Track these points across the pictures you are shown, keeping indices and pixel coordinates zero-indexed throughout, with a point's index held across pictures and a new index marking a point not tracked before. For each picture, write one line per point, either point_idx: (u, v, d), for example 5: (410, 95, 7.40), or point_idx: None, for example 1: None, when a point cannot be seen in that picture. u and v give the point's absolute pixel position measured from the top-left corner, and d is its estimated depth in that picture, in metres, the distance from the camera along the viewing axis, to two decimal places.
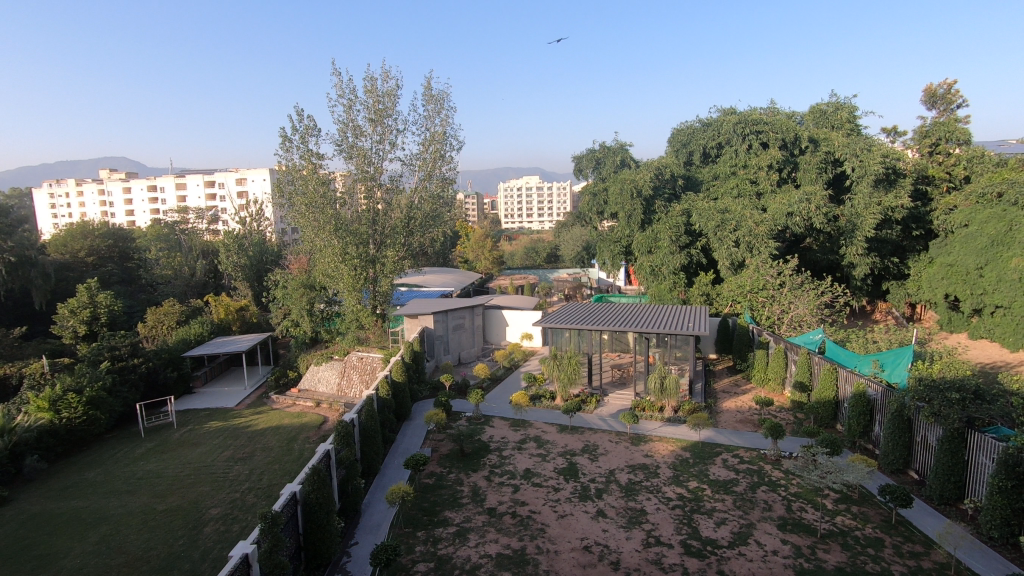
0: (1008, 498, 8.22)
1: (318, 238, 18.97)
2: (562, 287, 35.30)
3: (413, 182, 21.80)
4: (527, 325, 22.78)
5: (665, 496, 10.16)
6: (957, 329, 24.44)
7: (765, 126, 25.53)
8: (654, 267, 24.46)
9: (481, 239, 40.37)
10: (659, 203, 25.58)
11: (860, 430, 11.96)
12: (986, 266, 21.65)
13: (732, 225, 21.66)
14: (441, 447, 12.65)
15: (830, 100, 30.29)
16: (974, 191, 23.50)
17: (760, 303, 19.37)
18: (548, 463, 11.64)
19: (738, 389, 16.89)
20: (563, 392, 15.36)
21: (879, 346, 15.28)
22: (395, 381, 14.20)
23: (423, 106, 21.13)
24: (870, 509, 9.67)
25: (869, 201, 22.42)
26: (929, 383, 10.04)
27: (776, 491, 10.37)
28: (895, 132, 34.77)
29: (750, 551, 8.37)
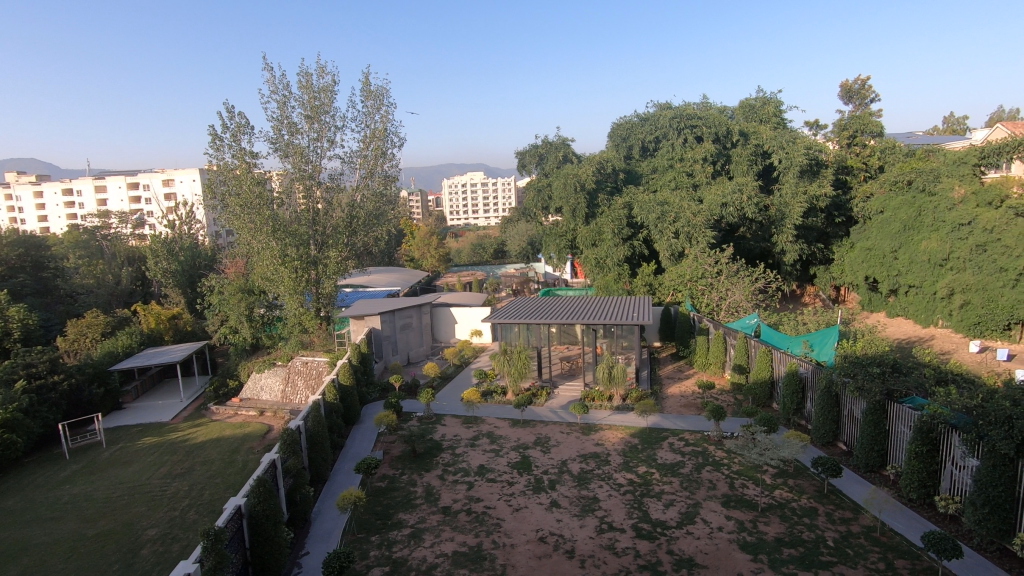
0: (923, 462, 8.97)
1: (255, 240, 18.21)
2: (509, 283, 35.42)
3: (354, 180, 21.26)
4: (475, 321, 22.77)
5: (616, 482, 10.43)
6: (877, 309, 26.27)
7: (699, 121, 27.13)
8: (598, 260, 24.96)
9: (426, 237, 39.91)
10: (601, 196, 25.89)
11: (793, 407, 12.66)
12: (900, 249, 23.45)
13: (672, 217, 22.41)
14: (392, 448, 12.47)
15: (757, 96, 31.93)
16: (887, 179, 25.29)
17: (699, 291, 20.17)
18: (501, 458, 11.70)
19: (681, 374, 17.54)
20: (514, 386, 15.45)
21: (808, 327, 16.25)
22: (342, 385, 13.87)
23: (362, 102, 20.66)
24: (805, 481, 10.28)
25: (796, 191, 23.83)
26: (853, 359, 10.74)
27: (719, 470, 10.85)
28: (817, 125, 36.91)
29: (696, 529, 8.73)
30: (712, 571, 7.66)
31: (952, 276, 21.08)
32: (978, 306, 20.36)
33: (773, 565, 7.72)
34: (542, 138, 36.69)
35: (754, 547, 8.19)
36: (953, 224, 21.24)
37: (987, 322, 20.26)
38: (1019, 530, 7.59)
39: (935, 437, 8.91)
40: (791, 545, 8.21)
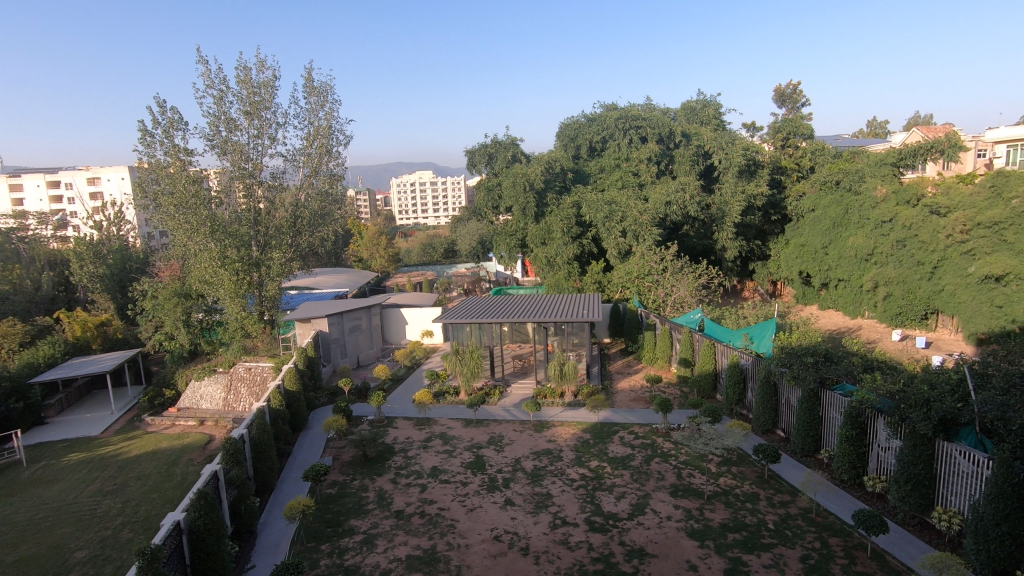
0: (853, 444, 9.54)
1: (192, 242, 17.37)
2: (460, 282, 35.25)
3: (298, 179, 20.47)
4: (426, 322, 22.54)
5: (568, 478, 10.58)
6: (810, 302, 27.74)
7: (643, 122, 27.82)
8: (548, 258, 25.19)
9: (374, 237, 39.16)
10: (550, 196, 26.16)
11: (735, 398, 13.20)
12: (830, 245, 24.88)
13: (619, 216, 22.92)
14: (342, 454, 12.17)
15: (698, 99, 33.13)
16: (817, 179, 26.76)
17: (646, 288, 20.72)
18: (455, 459, 11.63)
19: (630, 369, 17.98)
20: (466, 386, 15.40)
21: (748, 321, 17.00)
22: (287, 391, 13.42)
23: (305, 99, 20.02)
24: (747, 468, 10.74)
25: (735, 190, 24.89)
26: (789, 350, 11.32)
27: (667, 461, 11.19)
28: (753, 128, 38.67)
29: (647, 520, 8.96)
30: (662, 558, 7.89)
31: (877, 270, 22.53)
32: (899, 299, 21.85)
33: (719, 550, 8.03)
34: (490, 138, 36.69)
35: (701, 533, 8.49)
36: (876, 221, 22.72)
37: (907, 313, 21.86)
38: (937, 504, 8.22)
39: (863, 421, 9.51)
40: (735, 530, 8.56)
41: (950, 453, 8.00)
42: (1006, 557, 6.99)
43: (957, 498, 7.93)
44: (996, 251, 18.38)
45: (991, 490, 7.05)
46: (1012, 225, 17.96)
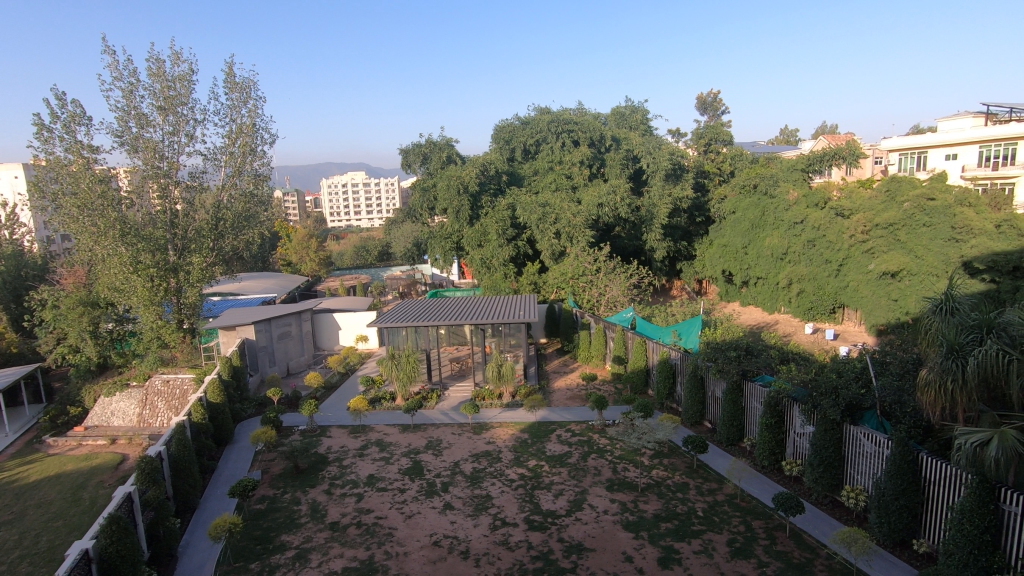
0: (773, 432, 10.17)
1: (98, 246, 16.07)
2: (396, 285, 34.61)
3: (219, 179, 19.37)
4: (360, 327, 21.99)
5: (507, 478, 10.62)
6: (732, 299, 29.27)
7: (575, 126, 28.71)
8: (484, 260, 25.19)
9: (304, 240, 37.73)
10: (485, 198, 26.14)
11: (666, 392, 13.75)
12: (749, 245, 26.35)
13: (552, 218, 23.32)
14: (272, 467, 11.63)
15: (626, 105, 34.51)
16: (737, 184, 28.28)
17: (580, 288, 21.20)
18: (392, 466, 11.40)
19: (566, 368, 18.31)
20: (403, 391, 15.12)
21: (676, 318, 17.79)
22: (210, 403, 12.66)
23: (226, 94, 18.97)
24: (678, 459, 11.21)
25: (662, 193, 26.07)
26: (714, 344, 11.93)
27: (603, 457, 11.48)
28: (678, 133, 40.65)
29: (585, 515, 9.16)
30: (599, 552, 8.10)
31: (791, 269, 24.13)
32: (810, 294, 23.49)
33: (653, 540, 8.33)
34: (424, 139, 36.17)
35: (636, 525, 8.77)
36: (790, 223, 24.32)
37: (818, 308, 23.56)
38: (845, 483, 8.91)
39: (781, 409, 10.16)
40: (667, 520, 8.91)
41: (856, 436, 8.70)
42: (905, 528, 7.68)
43: (862, 477, 8.64)
44: (892, 250, 20.19)
45: (891, 467, 7.73)
46: (905, 226, 19.81)
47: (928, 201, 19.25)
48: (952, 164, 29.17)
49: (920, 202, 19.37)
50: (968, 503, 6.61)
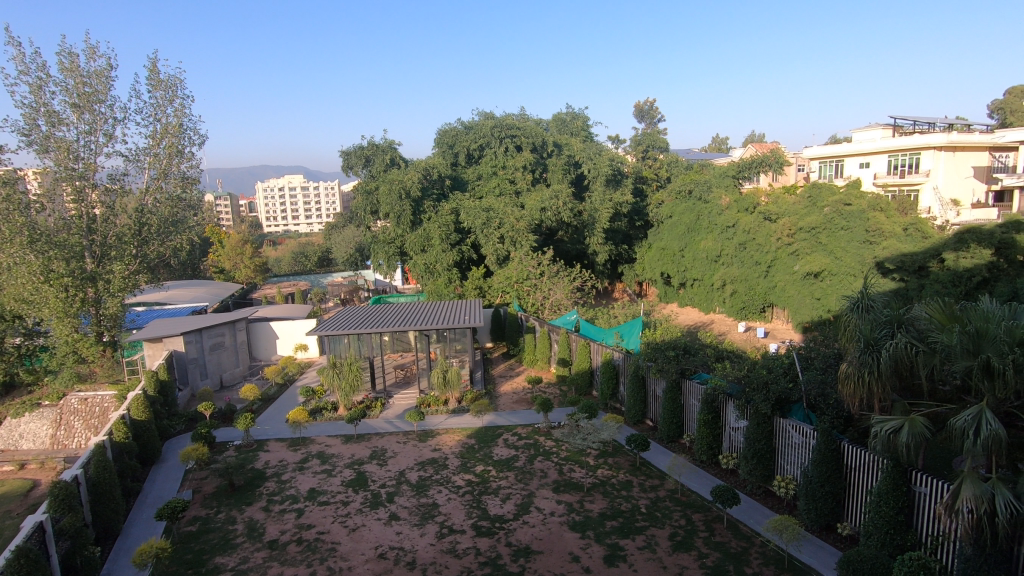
0: (710, 427, 10.59)
1: (3, 254, 14.72)
2: (337, 291, 33.66)
3: (142, 182, 18.21)
4: (300, 335, 21.25)
5: (454, 485, 10.52)
6: (670, 300, 30.26)
7: (517, 131, 28.99)
8: (427, 265, 24.87)
9: (238, 245, 35.97)
10: (428, 203, 25.84)
11: (610, 393, 14.05)
12: (685, 248, 27.28)
13: (496, 223, 23.42)
14: (204, 485, 11.00)
15: (567, 112, 35.14)
16: (673, 190, 29.34)
17: (525, 292, 21.37)
18: (334, 478, 11.04)
19: (512, 372, 18.37)
20: (345, 401, 14.67)
21: (618, 319, 18.25)
22: (134, 421, 11.83)
23: (149, 92, 17.90)
24: (622, 458, 11.48)
25: (603, 199, 27.04)
26: (654, 345, 12.32)
27: (549, 459, 11.59)
28: (617, 139, 41.83)
29: (532, 518, 9.21)
30: (547, 554, 8.15)
31: (724, 270, 25.25)
32: (742, 295, 24.69)
33: (599, 538, 8.48)
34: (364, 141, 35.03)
35: (582, 525, 8.90)
36: (723, 226, 25.45)
37: (749, 307, 24.77)
38: (776, 473, 9.38)
39: (717, 406, 10.60)
40: (612, 518, 9.09)
41: (785, 428, 9.20)
42: (829, 513, 8.19)
43: (791, 467, 9.14)
44: (814, 251, 21.55)
45: (816, 456, 8.23)
46: (825, 230, 21.23)
47: (845, 206, 20.70)
48: (866, 172, 31.44)
49: (839, 207, 20.80)
50: (884, 487, 7.17)
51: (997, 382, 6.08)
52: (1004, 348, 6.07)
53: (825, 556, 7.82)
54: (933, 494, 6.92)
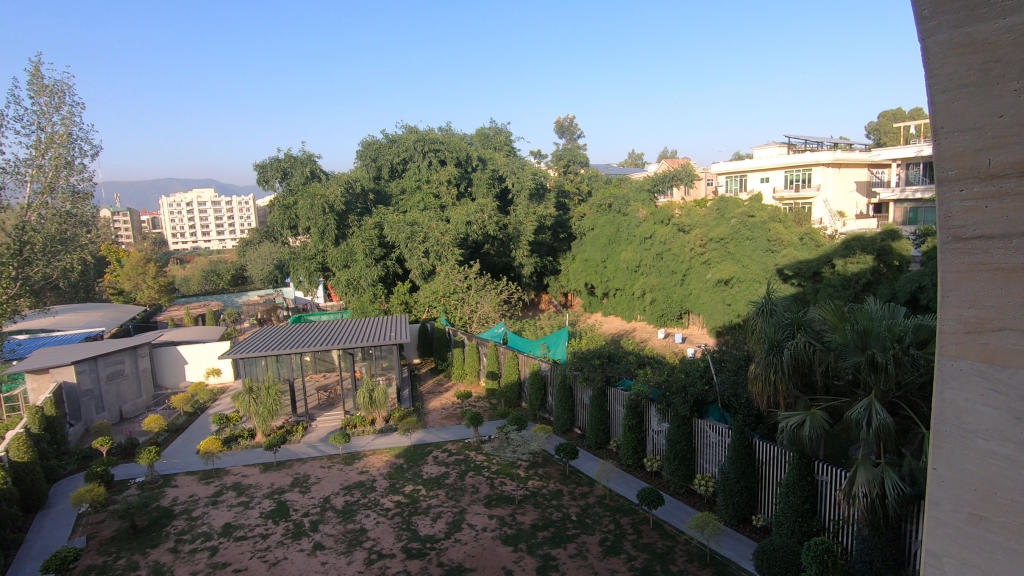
0: (635, 431, 10.96)
1: None
2: (253, 310, 31.88)
3: (23, 197, 16.50)
4: (211, 359, 19.91)
5: (382, 508, 10.18)
6: (594, 310, 31.10)
7: (441, 146, 28.51)
8: (350, 281, 24.09)
9: (138, 263, 33.13)
10: (352, 217, 25.00)
11: (538, 404, 14.23)
12: (607, 259, 28.24)
13: (421, 237, 23.17)
14: (101, 530, 9.98)
15: (490, 126, 35.90)
16: (594, 203, 30.38)
17: (452, 306, 21.26)
18: (252, 510, 10.37)
19: (440, 388, 18.12)
20: (263, 427, 13.86)
21: (544, 330, 18.55)
22: (14, 463, 10.52)
23: (31, 98, 16.32)
24: (551, 467, 11.61)
25: (527, 212, 27.53)
26: (580, 354, 12.63)
27: (480, 473, 11.51)
28: (540, 155, 42.90)
29: (464, 535, 9.08)
30: (479, 571, 8.06)
31: (644, 280, 26.35)
32: (661, 303, 25.86)
33: (531, 550, 8.49)
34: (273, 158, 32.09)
35: (514, 538, 8.89)
36: (641, 238, 26.54)
37: (668, 314, 25.97)
38: (697, 472, 9.84)
39: (640, 410, 11.01)
40: (544, 528, 9.15)
41: (703, 429, 9.69)
42: (746, 506, 8.69)
43: (710, 465, 9.63)
44: (724, 260, 23.00)
45: (732, 454, 8.73)
46: (732, 240, 22.72)
47: (749, 218, 22.32)
48: (766, 187, 34.01)
49: (744, 219, 22.39)
50: (791, 478, 7.71)
51: (881, 375, 6.72)
52: (887, 343, 6.72)
53: (743, 548, 8.27)
54: (833, 481, 7.54)
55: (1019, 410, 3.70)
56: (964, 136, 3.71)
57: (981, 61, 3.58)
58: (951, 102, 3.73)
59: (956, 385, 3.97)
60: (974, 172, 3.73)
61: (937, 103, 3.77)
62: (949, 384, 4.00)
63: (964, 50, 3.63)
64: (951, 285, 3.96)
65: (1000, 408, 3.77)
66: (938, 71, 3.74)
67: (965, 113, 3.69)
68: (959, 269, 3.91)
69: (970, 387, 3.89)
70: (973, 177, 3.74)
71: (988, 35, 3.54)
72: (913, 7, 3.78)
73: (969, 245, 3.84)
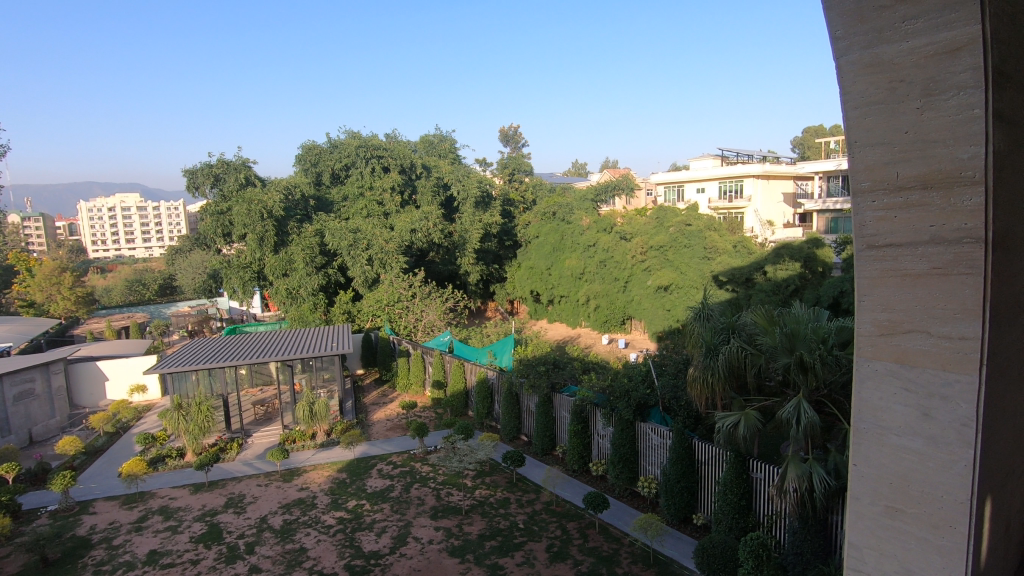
0: (581, 437, 11.07)
1: None
2: (183, 322, 30.12)
3: None
4: (136, 375, 18.66)
5: (324, 525, 9.82)
6: (540, 317, 31.35)
7: (384, 152, 28.00)
8: (290, 290, 23.28)
9: (52, 273, 30.57)
10: (291, 224, 24.13)
11: (485, 412, 14.17)
12: (552, 266, 28.61)
13: (363, 244, 22.68)
14: (5, 566, 9.08)
15: (434, 133, 35.75)
16: (539, 211, 30.74)
17: (396, 315, 20.91)
18: (181, 535, 9.75)
19: (385, 398, 17.72)
20: (194, 446, 13.09)
21: (490, 338, 18.53)
22: None
23: None
24: (499, 476, 11.57)
25: (473, 220, 27.51)
26: (526, 361, 12.69)
27: (426, 485, 11.31)
28: (485, 163, 43.07)
29: (409, 549, 8.88)
30: None
31: (588, 287, 26.84)
32: (604, 309, 26.38)
33: (478, 561, 8.41)
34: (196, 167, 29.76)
35: (461, 549, 8.77)
36: (585, 245, 27.09)
37: (611, 320, 26.53)
38: (640, 474, 10.04)
39: (585, 415, 11.14)
40: (491, 538, 9.08)
41: (645, 432, 9.92)
42: (686, 506, 8.95)
43: (652, 467, 9.86)
44: (663, 267, 23.79)
45: (673, 455, 8.97)
46: (671, 248, 23.56)
47: (687, 226, 23.20)
48: (701, 197, 35.46)
49: (681, 227, 23.26)
50: (729, 477, 8.01)
51: (809, 375, 7.10)
52: (812, 344, 7.11)
53: (684, 547, 8.51)
54: (767, 478, 7.88)
55: (926, 407, 4.01)
56: (874, 150, 4.00)
57: (887, 80, 3.85)
58: (862, 118, 4.01)
59: (870, 384, 4.28)
60: (884, 185, 4.02)
61: (851, 118, 4.04)
62: (865, 383, 4.30)
63: (874, 69, 3.88)
64: (866, 290, 4.25)
65: (910, 406, 4.09)
66: (850, 89, 4.00)
67: (876, 128, 3.97)
68: (872, 275, 4.21)
69: (883, 386, 4.20)
70: (882, 189, 4.04)
71: (894, 57, 3.78)
72: (828, 28, 3.99)
73: (881, 252, 4.12)
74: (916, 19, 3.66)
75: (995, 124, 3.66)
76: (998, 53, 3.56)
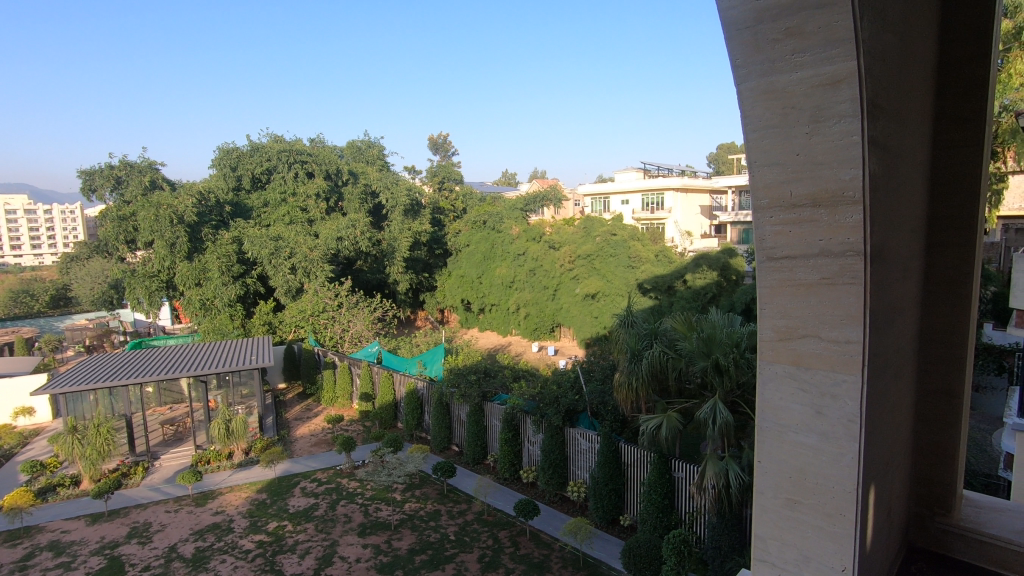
0: (512, 444, 11.13)
1: None
2: (80, 336, 27.49)
3: None
4: (23, 397, 16.80)
5: (241, 550, 9.26)
6: (471, 326, 31.24)
7: (309, 157, 26.95)
8: (204, 301, 21.82)
9: None
10: (205, 230, 22.57)
11: (415, 423, 13.94)
12: (482, 275, 28.69)
13: (286, 252, 21.78)
14: None
15: (362, 140, 34.92)
16: (469, 220, 30.75)
17: (321, 325, 20.17)
18: (76, 572, 8.86)
19: (309, 413, 17.01)
20: (91, 472, 11.97)
21: (420, 347, 18.29)
22: None
23: None
24: (429, 488, 11.40)
25: (402, 228, 27.11)
26: (457, 371, 12.64)
27: (353, 501, 10.95)
28: (414, 170, 42.63)
29: (335, 569, 8.55)
30: None
31: (518, 295, 27.14)
32: (534, 317, 26.73)
33: None
34: (95, 167, 27.29)
35: (390, 565, 8.55)
36: (515, 254, 27.36)
37: (541, 328, 26.90)
38: (570, 479, 10.22)
39: (516, 424, 11.20)
40: (421, 552, 8.92)
41: (574, 437, 10.10)
42: (613, 508, 9.21)
43: (581, 471, 10.07)
44: (591, 275, 24.49)
45: (601, 459, 9.22)
46: (598, 256, 24.28)
47: (612, 236, 24.03)
48: (626, 209, 36.82)
49: (607, 237, 24.04)
50: (652, 477, 8.32)
51: (724, 377, 7.53)
52: (726, 348, 7.55)
53: (612, 548, 8.74)
54: (687, 477, 8.28)
55: (819, 405, 4.37)
56: (771, 170, 4.34)
57: (781, 107, 4.19)
58: (761, 140, 4.35)
59: (772, 385, 4.61)
60: (780, 202, 4.37)
61: (751, 140, 4.37)
62: (767, 385, 4.63)
63: (769, 96, 4.21)
64: (767, 298, 4.58)
65: (806, 404, 4.45)
66: (749, 112, 4.32)
67: (772, 149, 4.31)
68: (772, 285, 4.54)
69: (783, 387, 4.53)
70: (779, 206, 4.38)
71: (786, 85, 4.11)
72: (729, 56, 4.28)
73: (779, 264, 4.47)
74: (804, 52, 3.99)
75: (870, 149, 4.08)
76: (871, 86, 3.97)
